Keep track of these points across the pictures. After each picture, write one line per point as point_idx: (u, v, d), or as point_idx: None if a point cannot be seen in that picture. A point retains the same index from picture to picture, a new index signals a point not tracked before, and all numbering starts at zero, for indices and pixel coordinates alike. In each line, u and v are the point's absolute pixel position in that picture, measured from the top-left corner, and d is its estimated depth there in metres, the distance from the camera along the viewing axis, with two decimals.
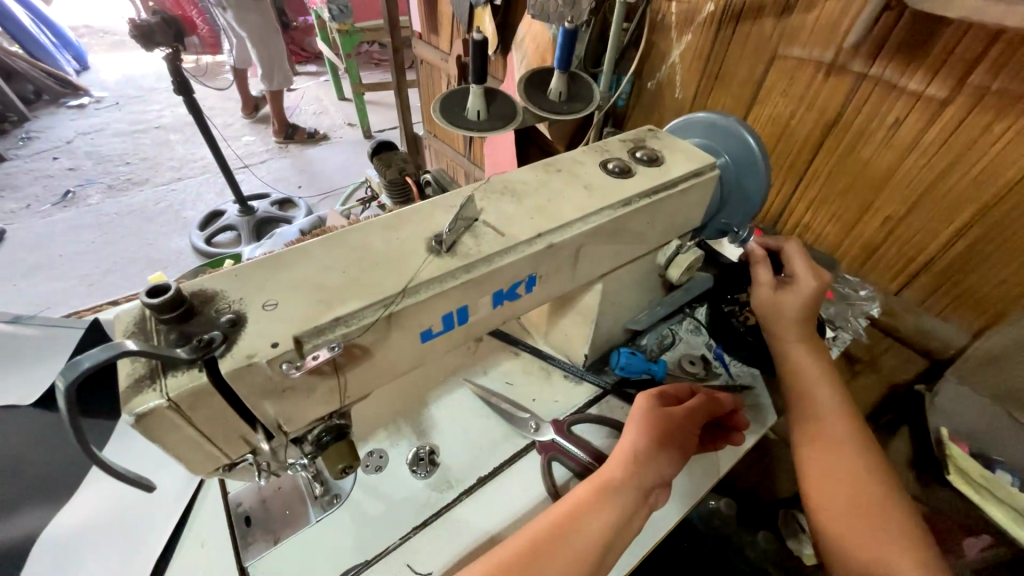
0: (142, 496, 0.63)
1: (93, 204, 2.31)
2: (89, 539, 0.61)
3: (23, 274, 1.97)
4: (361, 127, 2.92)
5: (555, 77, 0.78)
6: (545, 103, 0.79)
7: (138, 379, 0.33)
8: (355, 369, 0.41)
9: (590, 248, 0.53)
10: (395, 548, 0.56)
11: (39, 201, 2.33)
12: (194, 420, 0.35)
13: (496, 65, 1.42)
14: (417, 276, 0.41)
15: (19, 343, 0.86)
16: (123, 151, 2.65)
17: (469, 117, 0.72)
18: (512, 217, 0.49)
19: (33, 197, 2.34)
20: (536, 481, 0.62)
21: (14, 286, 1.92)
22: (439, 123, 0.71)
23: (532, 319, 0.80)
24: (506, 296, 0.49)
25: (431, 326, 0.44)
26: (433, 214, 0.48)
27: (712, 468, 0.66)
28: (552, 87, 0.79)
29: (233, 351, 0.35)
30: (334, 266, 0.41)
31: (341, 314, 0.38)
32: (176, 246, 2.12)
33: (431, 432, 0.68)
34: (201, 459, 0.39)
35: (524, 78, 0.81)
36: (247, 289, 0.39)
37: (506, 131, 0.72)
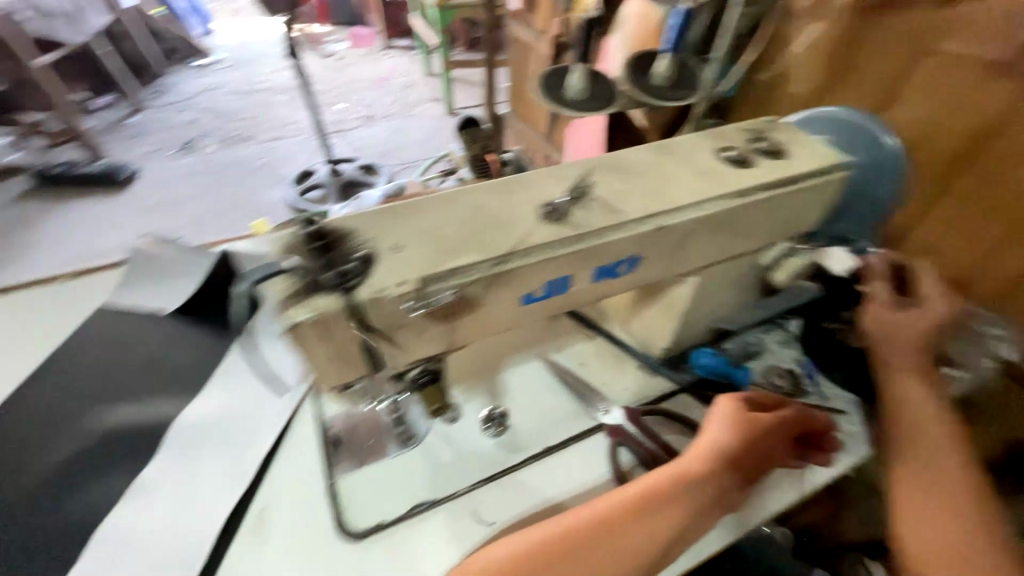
0: (241, 406, 0.70)
1: (209, 155, 2.58)
2: (202, 430, 0.67)
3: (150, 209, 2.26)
4: (445, 103, 3.00)
5: (664, 62, 0.76)
6: (650, 88, 0.77)
7: (294, 294, 0.37)
8: (462, 319, 0.43)
9: (698, 236, 0.52)
10: (462, 495, 0.61)
11: (167, 146, 2.64)
12: (326, 339, 0.38)
13: None
14: (530, 240, 0.43)
15: (153, 261, 0.84)
16: (237, 108, 2.94)
17: (573, 97, 0.75)
18: (625, 193, 0.48)
19: (163, 143, 2.67)
20: (601, 460, 0.65)
21: (146, 218, 2.20)
22: (542, 102, 0.73)
23: (613, 305, 0.80)
24: (607, 273, 0.49)
25: (533, 290, 0.45)
26: (546, 183, 0.49)
27: (784, 487, 0.63)
28: (658, 70, 0.77)
29: (370, 282, 0.38)
30: (453, 220, 0.43)
31: (459, 265, 0.40)
32: (272, 200, 2.32)
33: (503, 397, 0.71)
34: (326, 377, 0.42)
35: (632, 59, 0.80)
36: (378, 229, 0.42)
37: (608, 111, 0.74)
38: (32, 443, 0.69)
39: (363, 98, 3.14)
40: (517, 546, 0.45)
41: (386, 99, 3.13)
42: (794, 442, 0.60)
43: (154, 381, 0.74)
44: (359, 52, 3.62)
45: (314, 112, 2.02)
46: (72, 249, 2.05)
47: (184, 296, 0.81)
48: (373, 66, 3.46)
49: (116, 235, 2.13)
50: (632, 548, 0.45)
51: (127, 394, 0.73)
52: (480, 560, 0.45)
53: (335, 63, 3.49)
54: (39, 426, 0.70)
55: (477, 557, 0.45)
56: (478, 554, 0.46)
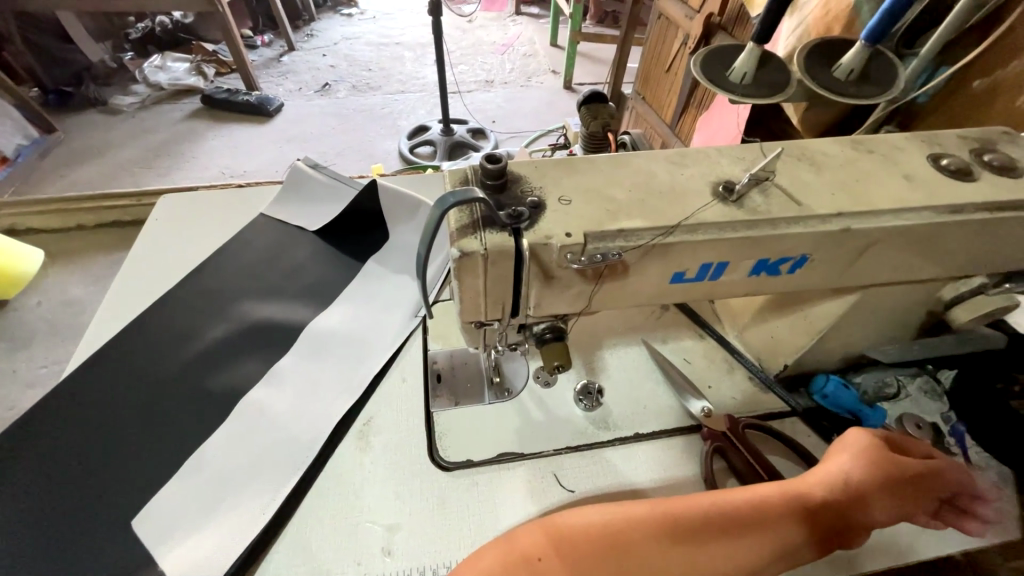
0: (359, 323, 0.76)
1: (339, 97, 2.76)
2: (325, 336, 0.75)
3: (280, 135, 2.45)
4: (564, 76, 2.94)
5: (852, 50, 0.56)
6: (826, 80, 0.57)
7: (463, 226, 0.39)
8: (608, 284, 0.43)
9: (884, 248, 0.45)
10: (547, 455, 0.62)
11: (305, 83, 2.84)
12: (486, 274, 0.40)
13: (738, 19, 1.18)
14: (701, 216, 0.41)
15: (305, 183, 0.93)
16: (370, 57, 3.12)
17: (730, 76, 0.57)
18: (809, 186, 0.44)
19: (301, 78, 2.88)
20: (693, 462, 0.62)
21: (280, 146, 2.38)
22: (692, 76, 0.58)
23: (732, 308, 0.74)
24: (767, 269, 0.45)
25: (686, 270, 0.43)
26: (719, 161, 0.46)
27: (898, 547, 0.57)
28: (843, 61, 0.57)
29: (536, 229, 0.39)
30: (622, 184, 0.42)
31: (625, 228, 0.39)
32: (384, 149, 2.46)
33: (601, 372, 0.70)
34: (468, 311, 0.44)
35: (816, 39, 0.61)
36: (546, 180, 0.42)
37: (772, 102, 0.55)
38: (187, 317, 0.77)
39: (485, 61, 3.17)
40: (606, 517, 0.45)
41: (506, 65, 3.13)
42: (939, 500, 0.54)
43: (289, 287, 0.82)
44: (488, 15, 3.63)
45: (438, 67, 2.06)
46: (217, 163, 2.26)
47: (327, 221, 0.90)
48: (499, 31, 3.46)
49: (249, 153, 2.33)
50: (733, 550, 0.45)
51: (269, 293, 0.81)
52: (570, 518, 0.45)
53: (464, 24, 3.55)
54: (193, 300, 0.79)
55: (569, 515, 0.46)
56: (569, 513, 0.46)
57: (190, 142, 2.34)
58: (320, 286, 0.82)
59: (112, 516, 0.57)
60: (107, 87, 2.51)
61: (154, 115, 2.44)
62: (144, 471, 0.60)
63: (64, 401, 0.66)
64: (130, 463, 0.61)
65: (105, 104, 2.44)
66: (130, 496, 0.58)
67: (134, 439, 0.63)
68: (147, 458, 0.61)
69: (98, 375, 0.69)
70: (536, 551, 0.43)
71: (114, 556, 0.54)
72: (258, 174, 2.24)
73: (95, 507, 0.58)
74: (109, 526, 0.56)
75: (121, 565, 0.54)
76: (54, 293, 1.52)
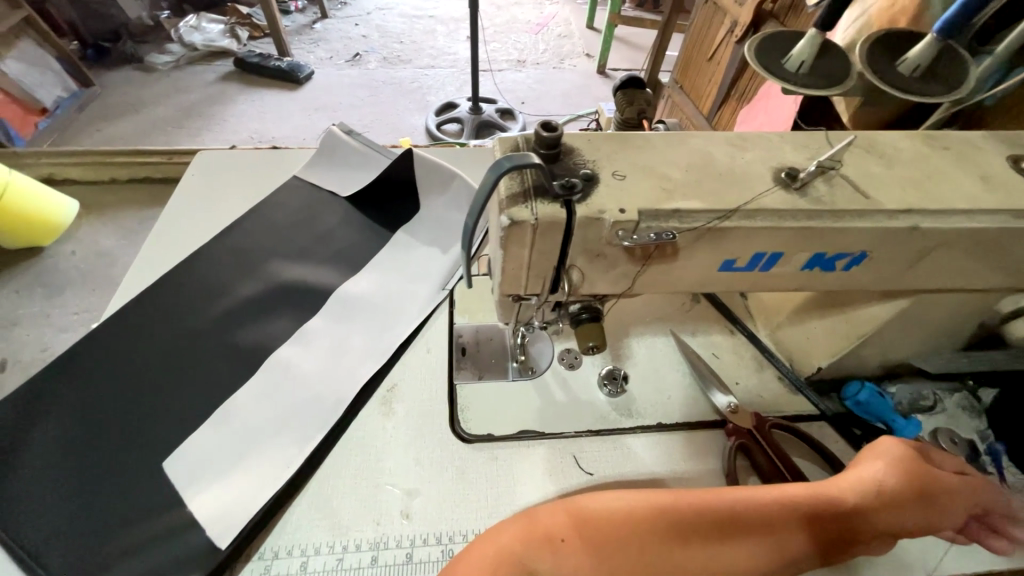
0: (387, 291, 0.76)
1: (370, 67, 2.73)
2: (353, 302, 0.75)
3: (310, 103, 2.45)
4: (598, 61, 2.86)
5: (922, 43, 0.53)
6: (889, 75, 0.54)
7: (514, 195, 0.37)
8: (655, 266, 0.42)
9: (949, 251, 0.43)
10: (568, 437, 0.62)
11: (335, 52, 2.81)
12: (533, 245, 0.38)
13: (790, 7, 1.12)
14: (761, 202, 0.39)
15: (339, 148, 0.92)
16: (402, 29, 3.07)
17: (785, 63, 0.53)
18: (878, 180, 0.42)
19: (332, 46, 2.85)
20: (714, 457, 0.61)
21: (309, 115, 2.38)
22: (747, 61, 0.54)
23: (766, 305, 0.71)
24: (821, 264, 0.43)
25: (737, 259, 0.42)
26: (781, 147, 0.43)
27: (922, 559, 0.56)
28: (910, 54, 0.54)
29: (589, 202, 0.37)
30: (678, 163, 0.41)
31: (680, 208, 0.38)
32: (412, 123, 2.44)
33: (626, 359, 0.69)
34: (508, 284, 0.43)
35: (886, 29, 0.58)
36: (599, 154, 0.41)
37: (824, 94, 0.52)
38: (219, 273, 0.78)
39: (517, 40, 3.09)
40: (631, 504, 0.45)
41: (539, 45, 3.05)
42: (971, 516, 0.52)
43: (319, 251, 0.82)
44: None
45: (474, 42, 2.02)
46: (246, 127, 2.27)
47: (358, 188, 0.90)
48: (534, 9, 3.37)
49: (279, 119, 2.34)
50: (756, 548, 0.44)
51: (300, 255, 0.81)
52: (594, 503, 0.45)
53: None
54: (226, 257, 0.80)
55: (592, 498, 0.46)
56: (593, 497, 0.46)
57: (222, 105, 2.35)
58: (350, 252, 0.82)
59: (144, 457, 0.59)
60: (143, 45, 2.54)
61: (188, 75, 2.46)
62: (175, 417, 0.62)
63: (103, 344, 0.69)
64: (161, 408, 0.63)
65: (140, 61, 2.46)
66: (161, 440, 0.60)
67: (166, 386, 0.65)
68: (178, 405, 0.63)
69: (134, 322, 0.71)
70: (559, 531, 0.43)
71: (144, 494, 0.56)
72: (286, 140, 2.25)
73: (128, 447, 0.60)
74: (141, 465, 0.58)
75: (151, 503, 0.56)
76: (87, 244, 1.56)
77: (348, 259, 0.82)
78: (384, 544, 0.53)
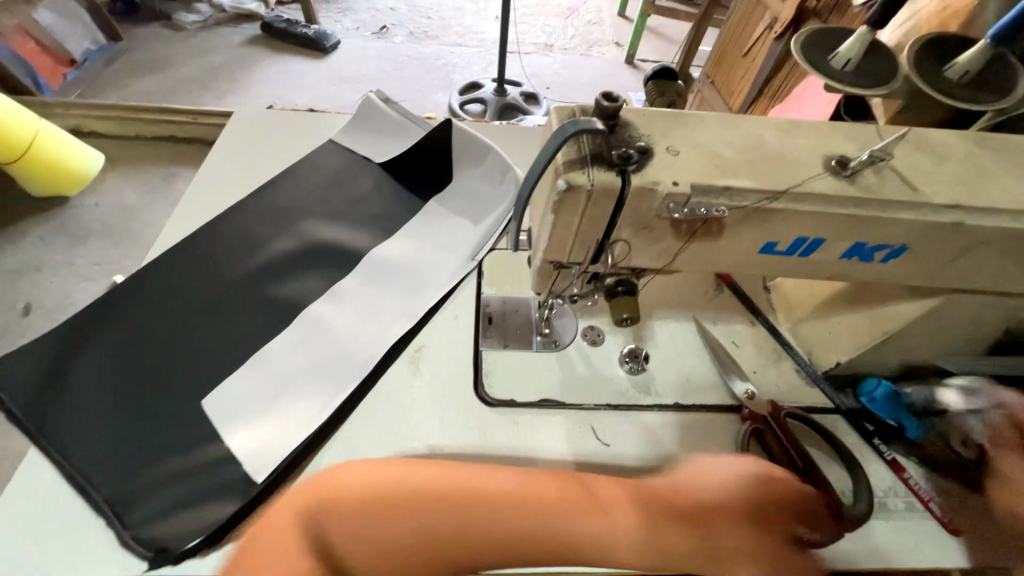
0: (418, 258, 0.78)
1: (396, 41, 2.71)
2: (384, 265, 0.77)
3: (335, 73, 2.44)
4: (627, 50, 2.82)
5: (973, 49, 0.52)
6: (938, 82, 0.54)
7: (572, 161, 0.39)
8: (699, 243, 0.43)
9: (988, 251, 0.44)
10: (587, 409, 0.64)
11: (363, 23, 2.79)
12: (585, 211, 0.40)
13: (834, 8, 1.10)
14: (810, 186, 0.40)
15: (377, 116, 0.93)
16: (431, 4, 3.03)
17: (832, 59, 0.53)
18: (927, 174, 0.42)
19: (360, 16, 2.83)
20: (727, 440, 0.64)
21: (334, 85, 2.38)
22: (793, 55, 0.54)
23: (790, 299, 0.72)
24: (860, 254, 0.44)
25: (778, 242, 0.43)
26: (832, 136, 0.44)
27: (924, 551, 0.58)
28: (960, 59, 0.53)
29: (644, 172, 0.39)
30: (731, 142, 0.42)
31: (732, 185, 0.39)
32: (435, 101, 2.43)
33: (648, 341, 0.70)
34: (553, 250, 0.44)
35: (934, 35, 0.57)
36: (654, 128, 0.42)
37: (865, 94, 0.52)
38: (256, 227, 0.80)
39: (547, 23, 3.04)
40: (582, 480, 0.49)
41: (568, 30, 3.01)
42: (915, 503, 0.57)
43: (352, 214, 0.84)
44: None
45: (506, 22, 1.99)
46: (271, 93, 2.28)
47: (391, 155, 0.91)
48: None
49: (304, 87, 2.34)
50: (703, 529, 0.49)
51: (333, 217, 0.83)
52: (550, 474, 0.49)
53: None
54: (264, 213, 0.81)
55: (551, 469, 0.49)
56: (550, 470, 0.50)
57: (248, 68, 2.35)
58: (381, 217, 0.84)
59: (185, 394, 0.62)
60: (172, 3, 2.53)
61: (216, 37, 2.46)
62: (213, 359, 0.65)
63: (145, 284, 0.71)
64: (201, 350, 0.66)
65: (169, 19, 2.47)
66: (200, 379, 0.63)
67: (205, 331, 0.68)
68: (216, 349, 0.66)
69: (174, 267, 0.73)
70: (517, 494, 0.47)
71: (184, 428, 0.59)
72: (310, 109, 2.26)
73: (169, 383, 0.63)
74: (183, 402, 0.61)
75: (190, 436, 0.59)
76: (110, 197, 1.58)
77: (379, 225, 0.83)
78: None
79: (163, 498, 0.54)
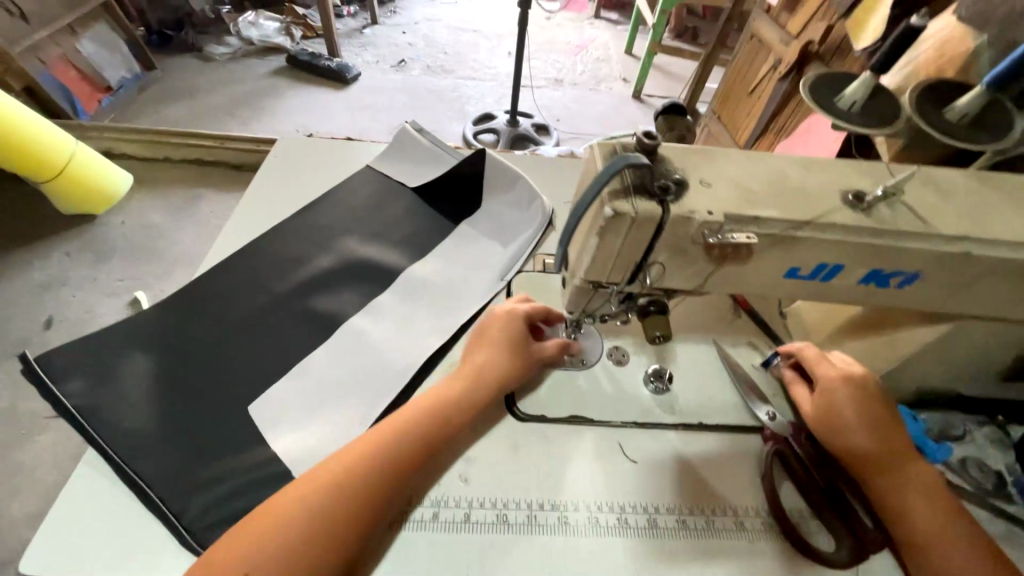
0: (448, 277, 0.82)
1: (414, 74, 2.85)
2: (417, 283, 0.81)
3: (356, 103, 2.57)
4: (634, 86, 2.95)
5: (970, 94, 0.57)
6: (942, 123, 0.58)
7: (616, 191, 0.43)
8: (729, 267, 0.47)
9: (995, 279, 0.47)
10: (614, 426, 0.67)
11: (383, 57, 2.94)
12: (627, 236, 0.44)
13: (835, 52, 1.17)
14: (832, 217, 0.44)
15: (410, 144, 1.00)
16: (447, 41, 3.19)
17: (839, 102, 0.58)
18: (936, 209, 0.46)
19: (380, 51, 2.99)
20: (750, 460, 0.66)
21: (354, 114, 2.50)
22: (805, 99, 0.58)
23: (806, 324, 0.75)
24: (876, 280, 0.48)
25: (801, 267, 0.47)
26: (846, 172, 0.49)
27: None
28: (958, 104, 0.59)
29: (681, 203, 0.43)
30: (756, 177, 0.46)
31: (761, 216, 0.43)
32: (450, 130, 2.54)
33: (670, 361, 0.73)
34: (593, 271, 0.48)
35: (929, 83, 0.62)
36: (686, 163, 0.46)
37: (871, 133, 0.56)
38: (296, 245, 0.85)
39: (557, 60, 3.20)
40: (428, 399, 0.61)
41: (577, 67, 3.16)
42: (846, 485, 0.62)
43: (386, 235, 0.89)
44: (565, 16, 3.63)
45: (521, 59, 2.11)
46: (295, 120, 2.39)
47: (422, 181, 0.96)
48: (575, 32, 3.47)
49: (325, 116, 2.46)
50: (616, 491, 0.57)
51: (368, 237, 0.88)
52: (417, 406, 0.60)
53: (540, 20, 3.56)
54: (305, 233, 0.87)
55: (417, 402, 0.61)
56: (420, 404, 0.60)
57: (274, 98, 2.48)
58: (412, 238, 0.89)
59: (231, 401, 0.65)
60: (204, 36, 2.69)
61: (244, 68, 2.61)
62: (257, 369, 0.68)
63: (194, 296, 0.76)
64: (246, 359, 0.69)
65: (201, 51, 2.62)
66: (245, 387, 0.67)
67: (250, 341, 0.71)
68: (260, 359, 0.69)
69: (220, 280, 0.78)
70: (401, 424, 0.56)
71: (230, 433, 0.62)
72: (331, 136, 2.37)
73: (216, 390, 0.66)
74: (229, 408, 0.64)
75: (236, 441, 0.62)
76: (134, 216, 1.62)
77: (410, 245, 0.88)
78: (444, 502, 0.58)
79: (212, 500, 0.57)
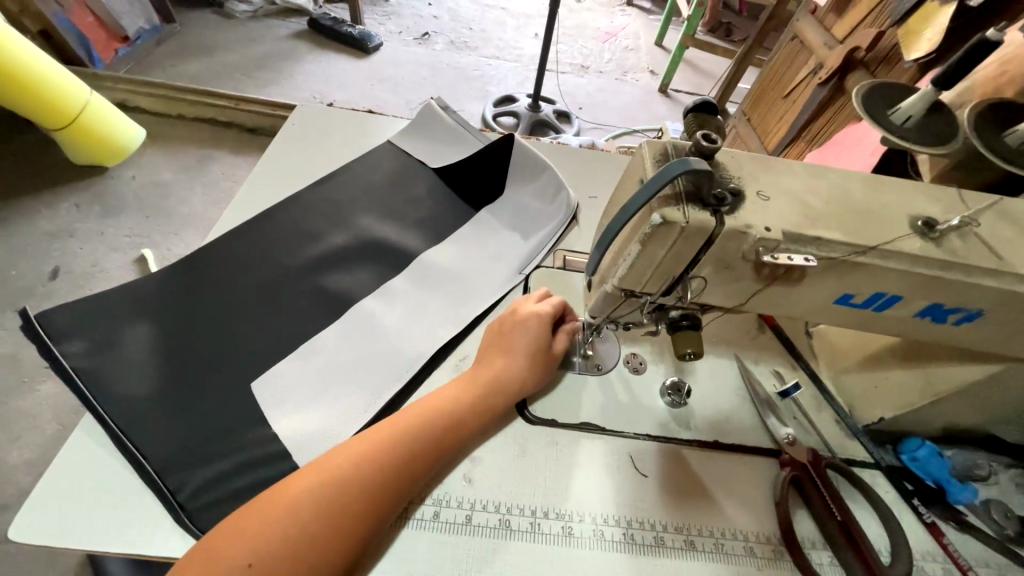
0: (464, 266, 0.79)
1: (438, 49, 2.77)
2: (431, 269, 0.78)
3: (375, 74, 2.50)
4: (661, 80, 2.85)
5: None
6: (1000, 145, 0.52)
7: (667, 198, 0.40)
8: (777, 288, 0.44)
9: None
10: (626, 437, 0.64)
11: (407, 28, 2.85)
12: (673, 246, 0.41)
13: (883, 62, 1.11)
14: (898, 244, 0.41)
15: (434, 123, 0.96)
16: (473, 16, 3.09)
17: (892, 115, 0.52)
18: (1012, 243, 0.42)
19: (404, 22, 2.90)
20: (765, 486, 0.63)
21: (373, 85, 2.43)
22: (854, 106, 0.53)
23: (833, 348, 0.72)
24: (934, 315, 0.45)
25: (855, 294, 0.43)
26: (914, 194, 0.45)
27: None
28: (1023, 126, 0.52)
29: (736, 216, 0.40)
30: (817, 194, 0.43)
31: (821, 237, 0.40)
32: (469, 110, 2.47)
33: (688, 374, 0.71)
34: (629, 279, 0.45)
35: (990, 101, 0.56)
36: (743, 172, 0.43)
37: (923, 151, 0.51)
38: (310, 219, 0.81)
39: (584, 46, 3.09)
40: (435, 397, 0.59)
41: (605, 55, 3.05)
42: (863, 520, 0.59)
43: (402, 216, 0.85)
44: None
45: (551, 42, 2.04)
46: (312, 87, 2.33)
47: (443, 162, 0.92)
48: (605, 18, 3.35)
49: (343, 84, 2.39)
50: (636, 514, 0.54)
51: (383, 217, 0.84)
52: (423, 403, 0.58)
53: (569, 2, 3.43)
54: (320, 206, 0.83)
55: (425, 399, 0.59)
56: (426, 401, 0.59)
57: (292, 61, 2.41)
58: (428, 222, 0.85)
59: (234, 376, 0.63)
60: None
61: (264, 28, 2.53)
62: (263, 346, 0.66)
63: (202, 264, 0.73)
64: (251, 334, 0.67)
65: (221, 7, 2.55)
66: (248, 363, 0.64)
67: (257, 316, 0.69)
68: (266, 335, 0.67)
69: (231, 249, 0.75)
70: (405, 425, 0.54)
71: (231, 410, 0.60)
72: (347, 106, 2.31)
73: (220, 363, 0.64)
74: (232, 384, 0.62)
75: (237, 419, 0.60)
76: (147, 171, 1.60)
77: (426, 229, 0.84)
78: (446, 502, 0.56)
79: (210, 477, 0.55)
